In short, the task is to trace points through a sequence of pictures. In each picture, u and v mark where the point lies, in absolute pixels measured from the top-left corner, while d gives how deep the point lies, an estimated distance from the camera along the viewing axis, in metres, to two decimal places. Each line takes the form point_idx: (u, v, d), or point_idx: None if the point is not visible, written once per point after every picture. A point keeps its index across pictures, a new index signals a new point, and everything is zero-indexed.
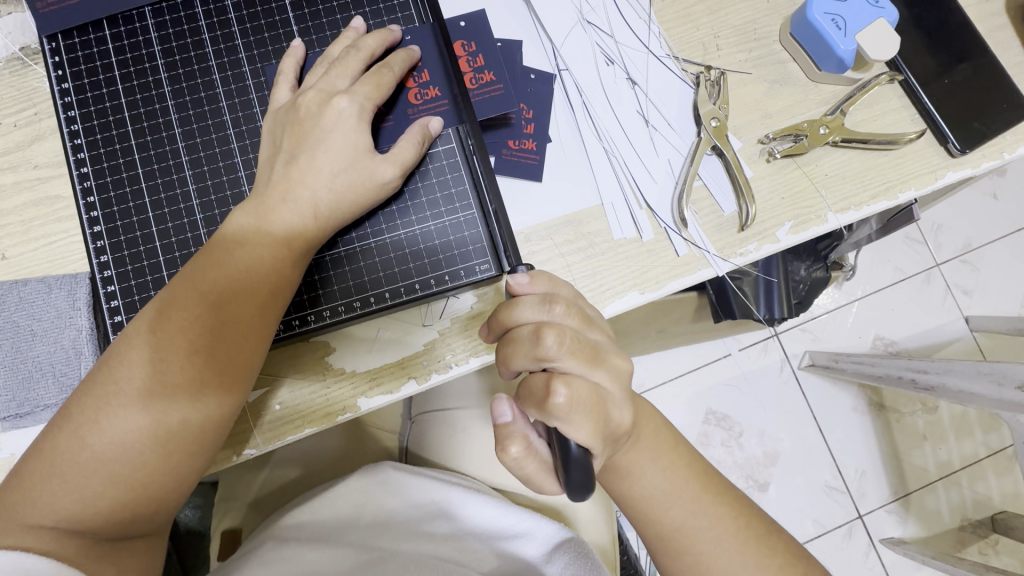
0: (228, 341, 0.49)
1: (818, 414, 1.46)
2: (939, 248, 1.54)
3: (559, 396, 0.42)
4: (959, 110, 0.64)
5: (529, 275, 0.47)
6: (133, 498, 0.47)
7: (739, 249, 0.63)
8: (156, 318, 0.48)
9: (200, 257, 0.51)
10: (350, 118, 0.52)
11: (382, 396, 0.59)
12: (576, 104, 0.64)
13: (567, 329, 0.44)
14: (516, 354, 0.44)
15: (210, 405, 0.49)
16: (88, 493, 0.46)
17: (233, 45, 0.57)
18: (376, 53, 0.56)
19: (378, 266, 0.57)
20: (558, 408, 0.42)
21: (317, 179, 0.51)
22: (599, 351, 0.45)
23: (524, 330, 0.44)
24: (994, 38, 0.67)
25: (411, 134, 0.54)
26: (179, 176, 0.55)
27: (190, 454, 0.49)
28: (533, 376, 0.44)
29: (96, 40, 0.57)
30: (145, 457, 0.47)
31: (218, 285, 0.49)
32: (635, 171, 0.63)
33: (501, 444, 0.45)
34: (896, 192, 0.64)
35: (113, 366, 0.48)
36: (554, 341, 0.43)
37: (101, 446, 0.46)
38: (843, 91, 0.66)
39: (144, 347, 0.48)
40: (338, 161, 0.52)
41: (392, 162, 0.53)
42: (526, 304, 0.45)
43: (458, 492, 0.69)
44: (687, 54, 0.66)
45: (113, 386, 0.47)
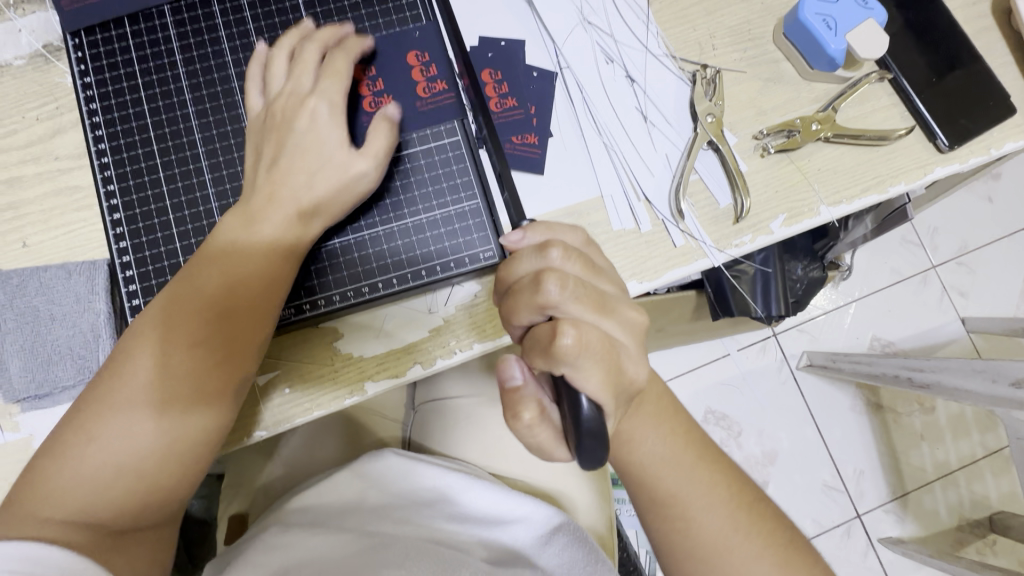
0: (243, 320, 0.52)
1: (816, 413, 1.48)
2: (935, 250, 1.56)
3: (567, 338, 0.41)
4: (947, 107, 0.67)
5: (524, 229, 0.48)
6: (152, 471, 0.49)
7: (734, 241, 0.65)
8: (174, 300, 0.51)
9: (217, 243, 0.53)
10: (322, 118, 0.55)
11: (388, 379, 0.61)
12: (577, 100, 0.66)
13: (568, 274, 0.43)
14: (520, 304, 0.44)
15: (215, 397, 0.51)
16: (112, 465, 0.48)
17: (248, 42, 0.60)
18: (327, 45, 0.58)
19: (386, 253, 0.59)
20: (567, 351, 0.40)
21: (331, 168, 0.54)
22: (604, 298, 0.44)
23: (525, 279, 0.44)
24: (981, 40, 0.70)
25: (376, 126, 0.56)
26: (196, 166, 0.58)
27: (207, 429, 0.51)
28: (539, 325, 0.43)
29: (117, 36, 0.59)
30: (164, 430, 0.49)
31: (219, 284, 0.51)
32: (633, 165, 0.65)
33: (514, 411, 0.43)
34: (886, 186, 0.67)
35: (131, 346, 0.50)
36: (556, 287, 0.42)
37: (123, 422, 0.48)
38: (835, 89, 0.68)
39: (162, 327, 0.50)
40: (314, 162, 0.54)
41: (368, 156, 0.55)
42: (525, 255, 0.45)
43: (459, 479, 0.71)
44: (683, 53, 0.68)
45: (133, 364, 0.49)
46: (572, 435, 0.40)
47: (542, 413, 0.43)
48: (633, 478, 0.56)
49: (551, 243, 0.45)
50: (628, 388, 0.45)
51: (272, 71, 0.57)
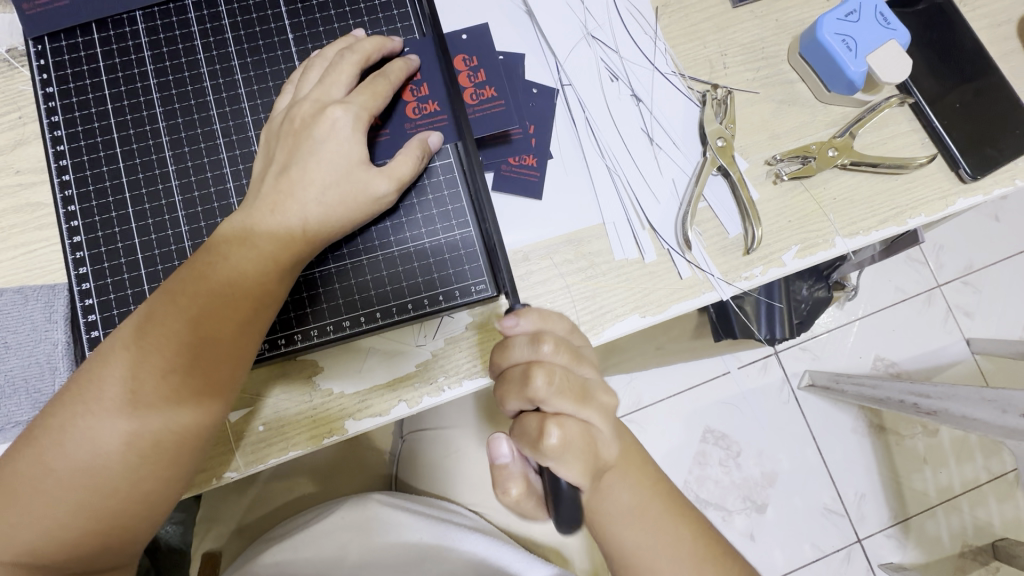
0: (204, 359, 0.46)
1: (818, 435, 1.44)
2: (941, 269, 1.52)
3: (553, 438, 0.39)
4: (971, 135, 0.63)
5: (519, 313, 0.41)
6: (106, 526, 0.45)
7: (743, 273, 0.61)
8: (130, 337, 0.46)
9: (181, 272, 0.48)
10: (345, 129, 0.50)
11: (371, 418, 0.56)
12: (579, 119, 0.62)
13: (558, 367, 0.40)
14: (508, 395, 0.41)
15: (186, 427, 0.46)
16: (58, 521, 0.44)
17: (226, 52, 0.56)
18: (372, 59, 0.54)
19: (370, 284, 0.54)
20: (552, 455, 0.38)
21: (308, 193, 0.49)
22: (591, 387, 0.41)
23: (515, 370, 0.41)
24: (1005, 62, 0.66)
25: (408, 146, 0.52)
26: (165, 186, 0.53)
27: (168, 478, 0.46)
28: (526, 418, 0.40)
29: (84, 44, 0.55)
30: (119, 482, 0.45)
31: (197, 297, 0.47)
32: (638, 191, 0.61)
33: (505, 487, 0.43)
34: (905, 218, 0.63)
35: (81, 387, 0.45)
36: (543, 383, 0.39)
37: (69, 473, 0.44)
38: (853, 112, 0.64)
39: (115, 367, 0.45)
40: (331, 173, 0.50)
41: (387, 176, 0.51)
42: (518, 344, 0.41)
43: (446, 530, 0.67)
44: (693, 71, 0.64)
45: (82, 408, 0.44)
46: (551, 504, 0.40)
47: (527, 486, 0.43)
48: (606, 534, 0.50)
49: (544, 332, 0.41)
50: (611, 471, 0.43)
51: (314, 77, 0.53)
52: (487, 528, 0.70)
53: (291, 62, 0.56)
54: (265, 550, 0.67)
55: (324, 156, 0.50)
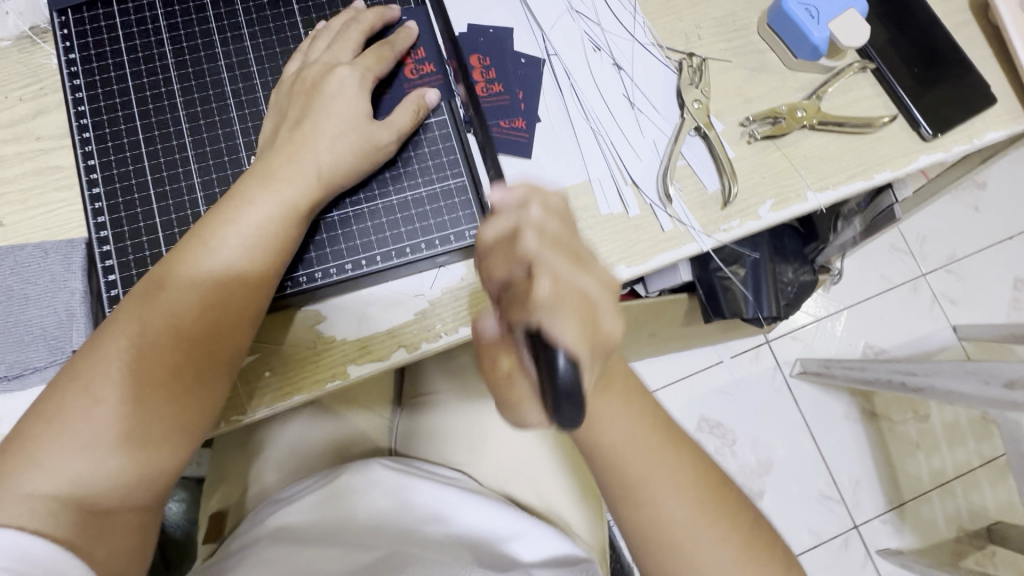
0: (237, 297, 0.51)
1: (810, 422, 1.46)
2: (924, 258, 1.57)
3: (544, 287, 0.33)
4: (929, 97, 0.68)
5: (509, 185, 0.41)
6: (141, 458, 0.47)
7: (722, 225, 0.65)
8: (169, 278, 0.50)
9: (207, 219, 0.52)
10: (352, 87, 0.55)
11: (372, 363, 0.60)
12: (564, 86, 0.66)
13: (548, 228, 0.37)
14: (496, 263, 0.37)
15: (220, 356, 0.50)
16: (94, 450, 0.45)
17: (237, 22, 0.60)
18: (375, 27, 0.59)
19: (371, 230, 0.58)
20: (544, 302, 0.32)
21: (319, 143, 0.53)
22: (582, 254, 0.37)
23: (500, 235, 0.38)
24: (960, 33, 0.71)
25: (408, 100, 0.57)
26: (179, 143, 0.57)
27: (200, 410, 0.49)
28: (513, 280, 0.35)
29: (105, 15, 0.59)
30: (156, 413, 0.47)
31: (226, 240, 0.51)
32: (622, 150, 0.65)
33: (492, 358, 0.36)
34: (871, 173, 0.67)
35: (121, 324, 0.48)
36: (533, 237, 0.36)
37: (107, 403, 0.46)
38: (820, 78, 0.69)
39: (155, 304, 0.49)
40: (341, 124, 0.54)
41: (390, 128, 0.56)
42: (508, 209, 0.39)
43: (452, 493, 0.70)
44: (670, 42, 0.69)
45: (123, 341, 0.48)
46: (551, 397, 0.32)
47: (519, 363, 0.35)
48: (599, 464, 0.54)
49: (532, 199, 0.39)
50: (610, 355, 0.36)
51: (320, 43, 0.58)
52: (489, 492, 0.73)
53: (296, 31, 0.61)
54: (276, 511, 0.69)
55: (334, 109, 0.54)
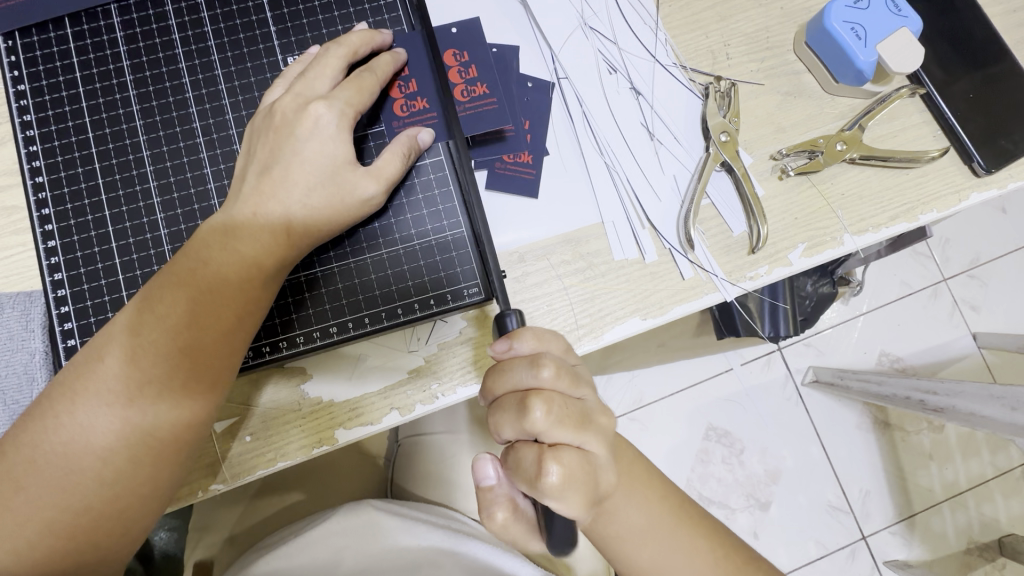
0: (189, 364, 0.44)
1: (822, 432, 1.42)
2: (947, 263, 1.50)
3: (552, 475, 0.36)
4: (984, 126, 0.60)
5: (513, 336, 0.40)
6: (81, 543, 0.43)
7: (748, 273, 0.58)
8: (105, 344, 0.44)
9: (158, 277, 0.46)
10: (329, 127, 0.48)
11: (361, 427, 0.55)
12: (576, 114, 0.59)
13: (557, 394, 0.38)
14: (503, 425, 0.39)
15: (170, 436, 0.44)
16: (27, 538, 0.41)
17: (206, 47, 0.53)
18: (360, 52, 0.51)
19: (358, 288, 0.52)
20: (553, 490, 0.36)
21: (290, 194, 0.47)
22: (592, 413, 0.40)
23: (510, 399, 0.39)
24: (1020, 50, 0.63)
25: (396, 145, 0.50)
26: (142, 188, 0.51)
27: (145, 489, 0.44)
28: (523, 450, 0.38)
29: (57, 38, 0.52)
30: (92, 497, 0.43)
31: (183, 300, 0.44)
32: (638, 187, 0.59)
33: (487, 512, 0.41)
34: (915, 214, 0.60)
35: (58, 397, 0.43)
36: (542, 413, 0.37)
37: (38, 489, 0.42)
38: (862, 104, 0.61)
39: (91, 376, 0.43)
40: (317, 174, 0.47)
41: (375, 176, 0.49)
42: (516, 368, 0.39)
43: (447, 536, 0.65)
44: (695, 62, 0.61)
45: (55, 420, 0.42)
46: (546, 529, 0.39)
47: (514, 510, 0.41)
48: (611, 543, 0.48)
49: (543, 356, 0.39)
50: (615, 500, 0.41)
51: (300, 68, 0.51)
52: (487, 536, 0.68)
53: (274, 56, 0.54)
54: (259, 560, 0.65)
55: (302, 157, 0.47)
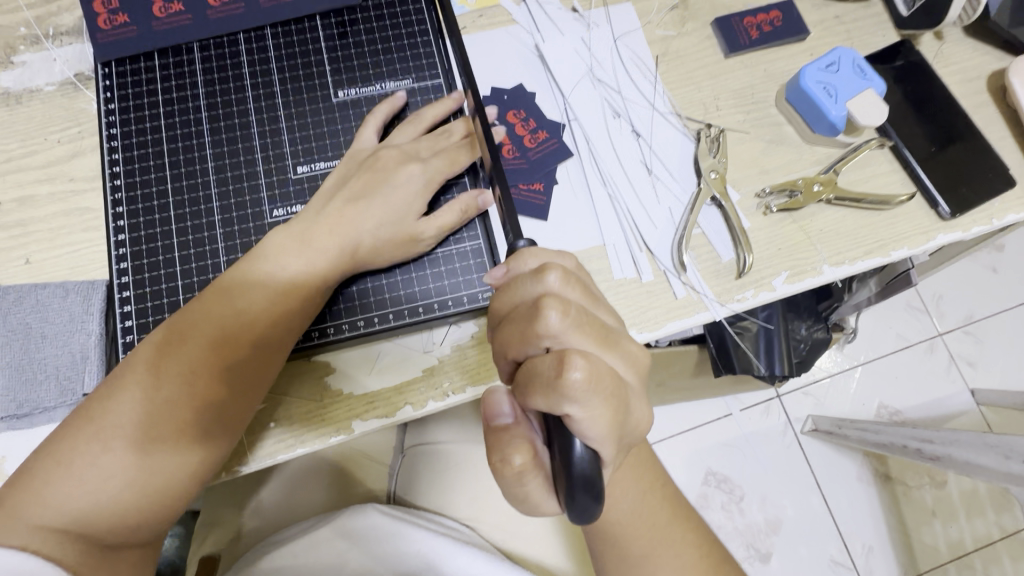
0: (242, 366, 0.52)
1: (822, 482, 1.42)
2: (942, 318, 1.54)
3: (576, 372, 0.34)
4: (946, 177, 0.68)
5: (514, 256, 0.42)
6: (123, 525, 0.49)
7: (736, 295, 0.64)
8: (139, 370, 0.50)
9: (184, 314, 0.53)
10: (414, 185, 0.58)
11: (377, 419, 0.59)
12: (583, 151, 0.68)
13: (570, 300, 0.39)
14: (515, 336, 0.39)
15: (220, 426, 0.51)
16: (74, 524, 0.47)
17: (270, 80, 0.62)
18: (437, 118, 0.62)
19: (385, 288, 0.59)
20: (577, 389, 0.34)
21: (363, 228, 0.57)
22: (609, 329, 0.40)
23: (523, 307, 0.39)
24: (978, 114, 0.72)
25: (454, 203, 0.59)
26: (205, 194, 0.59)
27: (178, 479, 0.50)
28: (538, 359, 0.37)
29: (146, 68, 0.62)
30: (129, 502, 0.48)
31: (248, 308, 0.53)
32: (637, 217, 0.66)
33: (503, 453, 0.35)
34: (889, 250, 0.67)
35: (94, 416, 0.49)
36: (557, 315, 0.37)
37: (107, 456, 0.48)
38: (837, 153, 0.69)
39: (127, 398, 0.49)
40: (389, 217, 0.57)
41: (436, 226, 0.59)
42: (522, 281, 0.40)
43: (447, 544, 0.66)
44: (689, 111, 0.70)
45: (94, 436, 0.48)
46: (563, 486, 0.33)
47: (534, 456, 0.35)
48: (603, 532, 0.51)
49: (547, 265, 0.40)
50: (631, 433, 0.40)
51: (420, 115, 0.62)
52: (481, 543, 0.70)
53: (326, 90, 0.63)
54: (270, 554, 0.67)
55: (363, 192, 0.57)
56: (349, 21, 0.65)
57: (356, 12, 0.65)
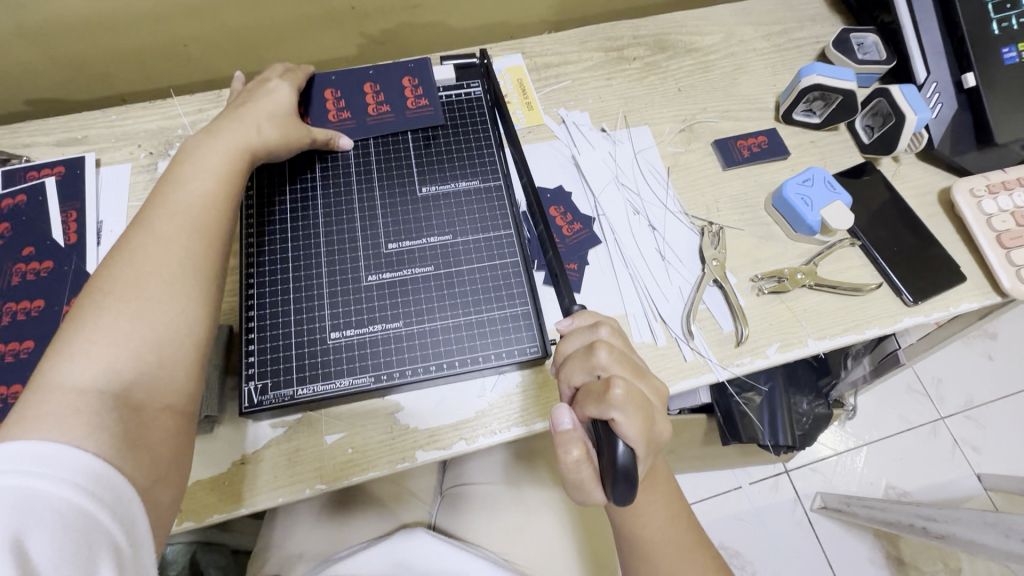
0: (195, 230, 0.59)
1: (834, 562, 1.44)
2: (942, 402, 1.63)
3: (618, 389, 0.50)
4: (908, 272, 0.83)
5: (574, 315, 0.60)
6: (156, 394, 0.52)
7: (735, 360, 0.77)
8: (83, 301, 0.52)
9: (113, 253, 0.56)
10: (280, 92, 0.75)
11: (436, 450, 0.71)
12: (610, 239, 0.84)
13: (615, 344, 0.55)
14: (574, 368, 0.55)
15: (184, 274, 0.56)
16: (87, 410, 0.47)
17: (369, 176, 0.81)
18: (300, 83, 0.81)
19: (452, 340, 0.73)
20: (618, 400, 0.50)
21: (258, 114, 0.71)
22: (641, 366, 0.56)
23: (579, 349, 0.56)
24: (932, 222, 0.88)
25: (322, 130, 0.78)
26: (315, 259, 0.75)
27: (173, 332, 0.54)
28: (590, 383, 0.53)
29: None
30: (142, 376, 0.51)
31: (185, 194, 0.61)
32: (654, 293, 0.81)
33: (566, 447, 0.51)
34: (863, 328, 0.80)
35: (68, 326, 0.51)
36: (606, 353, 0.54)
37: (92, 341, 0.50)
38: (816, 249, 0.86)
39: (83, 318, 0.51)
40: (268, 113, 0.72)
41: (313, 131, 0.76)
42: (580, 331, 0.57)
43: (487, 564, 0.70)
44: (694, 212, 0.87)
45: (65, 349, 0.49)
46: (609, 472, 0.48)
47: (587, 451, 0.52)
48: (634, 547, 0.61)
49: (599, 321, 0.58)
50: (658, 442, 0.54)
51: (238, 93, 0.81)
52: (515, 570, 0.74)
53: (413, 185, 0.81)
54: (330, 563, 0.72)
55: (224, 133, 0.67)
56: (432, 135, 0.85)
57: (437, 130, 0.85)
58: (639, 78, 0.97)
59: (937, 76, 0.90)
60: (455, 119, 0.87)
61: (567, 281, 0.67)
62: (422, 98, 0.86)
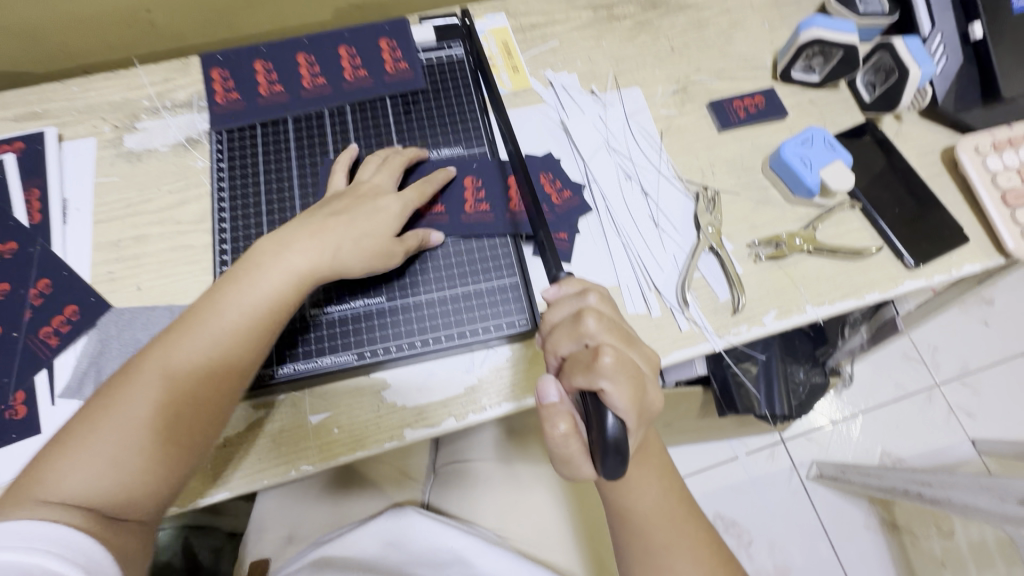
0: (231, 352, 0.60)
1: (829, 529, 1.45)
2: (937, 368, 1.62)
3: (607, 358, 0.48)
4: (909, 234, 0.80)
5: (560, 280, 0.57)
6: (135, 493, 0.55)
7: (731, 329, 0.75)
8: (116, 390, 0.57)
9: (154, 342, 0.60)
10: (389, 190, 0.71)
11: (426, 428, 0.68)
12: (601, 207, 0.81)
13: (603, 311, 0.53)
14: (561, 337, 0.53)
15: (222, 394, 0.60)
16: (82, 496, 0.53)
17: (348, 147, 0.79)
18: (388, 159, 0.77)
19: (439, 314, 0.72)
20: (607, 369, 0.47)
21: (355, 233, 0.67)
22: (631, 334, 0.54)
23: (566, 317, 0.53)
24: (934, 182, 0.85)
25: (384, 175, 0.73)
26: None
27: (172, 450, 0.56)
28: (578, 352, 0.51)
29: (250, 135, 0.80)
30: (121, 485, 0.54)
31: (232, 300, 0.62)
32: (647, 261, 0.78)
33: (553, 421, 0.50)
34: (863, 293, 0.78)
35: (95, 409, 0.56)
36: (594, 320, 0.51)
37: (107, 435, 0.55)
38: (815, 212, 0.82)
39: (105, 408, 0.56)
40: (368, 231, 0.67)
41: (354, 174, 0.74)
42: (567, 297, 0.55)
43: (480, 541, 0.69)
44: (688, 176, 0.84)
45: (83, 436, 0.55)
46: (599, 445, 0.46)
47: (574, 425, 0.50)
48: (627, 522, 0.59)
49: (587, 288, 0.55)
50: (648, 411, 0.52)
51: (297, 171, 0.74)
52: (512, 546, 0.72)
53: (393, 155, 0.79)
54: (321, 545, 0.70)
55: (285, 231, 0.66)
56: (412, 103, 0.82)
57: (418, 95, 0.83)
58: (630, 37, 0.93)
59: (942, 28, 0.85)
60: (436, 85, 0.83)
61: (552, 247, 0.63)
62: (401, 64, 0.83)
